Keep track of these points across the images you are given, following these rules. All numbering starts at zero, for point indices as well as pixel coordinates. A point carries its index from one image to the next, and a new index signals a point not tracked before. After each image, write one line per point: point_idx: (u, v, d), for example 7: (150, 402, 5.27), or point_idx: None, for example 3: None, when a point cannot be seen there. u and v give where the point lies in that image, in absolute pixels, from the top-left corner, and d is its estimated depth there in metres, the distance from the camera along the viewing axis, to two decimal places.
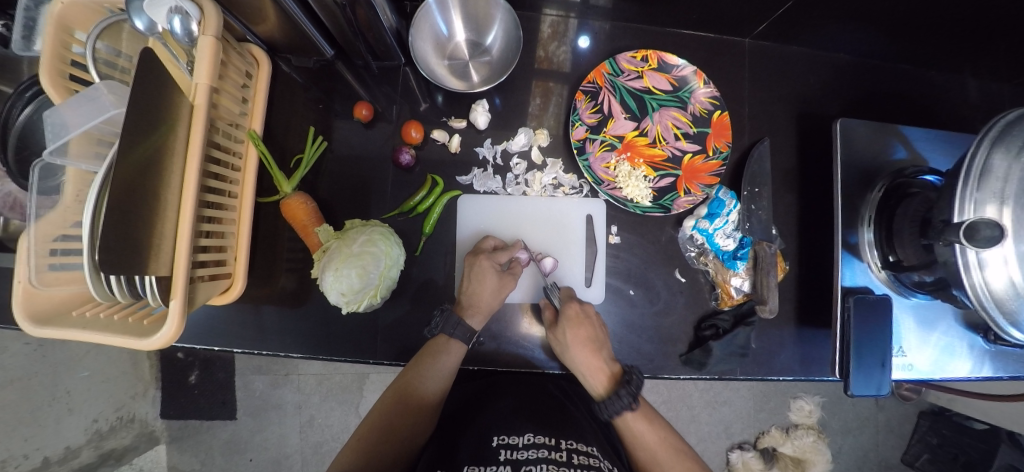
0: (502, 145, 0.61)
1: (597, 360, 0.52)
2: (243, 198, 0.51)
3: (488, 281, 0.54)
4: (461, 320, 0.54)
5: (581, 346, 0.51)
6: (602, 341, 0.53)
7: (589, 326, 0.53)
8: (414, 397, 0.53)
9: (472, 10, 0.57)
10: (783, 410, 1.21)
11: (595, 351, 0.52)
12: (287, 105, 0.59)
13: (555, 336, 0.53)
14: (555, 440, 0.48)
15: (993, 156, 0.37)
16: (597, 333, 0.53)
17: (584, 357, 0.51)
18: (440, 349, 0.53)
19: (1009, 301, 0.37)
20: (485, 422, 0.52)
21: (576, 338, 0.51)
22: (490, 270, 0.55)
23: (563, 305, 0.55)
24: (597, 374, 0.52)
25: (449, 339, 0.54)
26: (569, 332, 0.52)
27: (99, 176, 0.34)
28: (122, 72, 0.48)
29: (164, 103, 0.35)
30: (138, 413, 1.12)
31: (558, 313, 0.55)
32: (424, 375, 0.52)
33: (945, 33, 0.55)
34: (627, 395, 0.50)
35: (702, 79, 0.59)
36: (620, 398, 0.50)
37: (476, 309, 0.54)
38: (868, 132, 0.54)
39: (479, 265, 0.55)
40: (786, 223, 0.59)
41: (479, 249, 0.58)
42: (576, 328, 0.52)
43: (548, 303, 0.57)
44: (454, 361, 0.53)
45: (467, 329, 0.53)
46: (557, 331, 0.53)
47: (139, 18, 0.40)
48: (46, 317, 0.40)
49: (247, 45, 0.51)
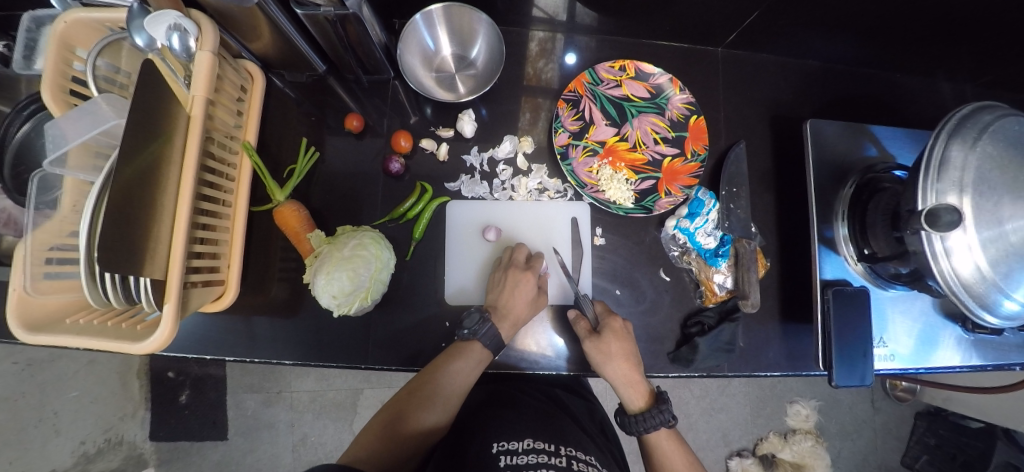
0: (488, 152, 0.63)
1: (635, 373, 0.53)
2: (237, 207, 0.53)
3: (526, 294, 0.56)
4: (494, 328, 0.54)
5: (621, 360, 0.52)
6: (637, 357, 0.54)
7: (629, 342, 0.54)
8: (428, 400, 0.51)
9: (457, 26, 0.60)
10: (781, 415, 1.20)
11: (634, 365, 0.53)
12: (280, 118, 0.61)
13: (598, 346, 0.52)
14: (554, 447, 0.47)
15: (951, 147, 0.39)
16: (633, 349, 0.54)
17: (623, 370, 0.53)
18: (461, 353, 0.53)
19: (977, 285, 0.39)
20: (485, 432, 0.51)
21: (619, 351, 0.52)
22: (528, 278, 0.57)
23: (603, 320, 0.55)
24: (635, 388, 0.54)
25: (474, 342, 0.54)
26: (613, 344, 0.52)
27: (97, 185, 0.36)
28: (120, 87, 0.50)
29: (163, 114, 0.37)
30: (127, 435, 1.09)
31: (597, 326, 0.54)
32: (439, 376, 0.51)
33: (904, 39, 0.58)
34: (667, 412, 0.52)
35: (677, 86, 0.62)
36: (660, 414, 0.52)
37: (508, 318, 0.55)
38: (837, 132, 0.57)
39: (523, 280, 0.57)
40: (765, 221, 0.61)
41: (512, 260, 0.60)
42: (620, 341, 0.53)
43: (581, 315, 0.56)
44: (472, 365, 0.52)
45: (500, 340, 0.54)
46: (602, 341, 0.52)
47: (140, 35, 0.42)
48: (40, 325, 0.40)
49: (243, 62, 0.54)
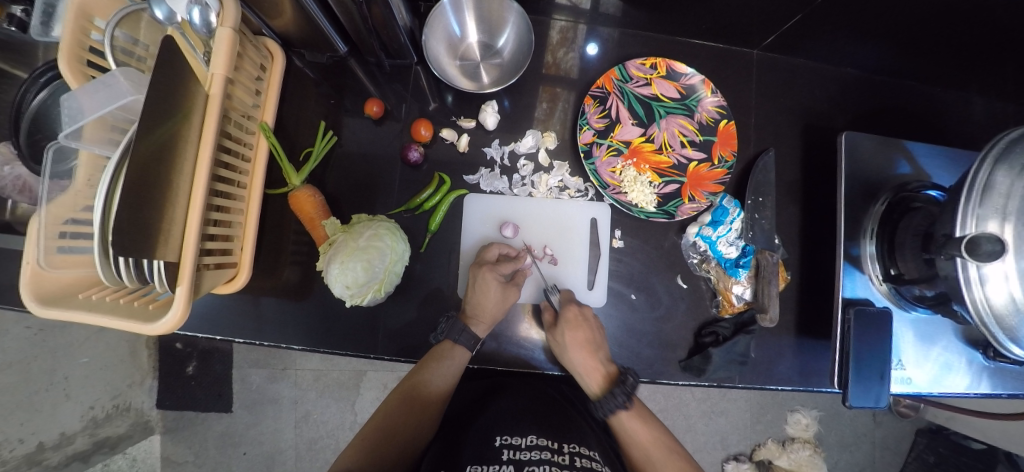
0: (510, 146, 0.62)
1: (594, 361, 0.53)
2: (252, 188, 0.52)
3: (491, 291, 0.54)
4: (466, 327, 0.53)
5: (579, 349, 0.52)
6: (600, 343, 0.54)
7: (587, 329, 0.54)
8: (419, 398, 0.53)
9: (485, 13, 0.58)
10: (780, 423, 1.21)
11: (593, 354, 0.53)
12: (298, 99, 0.59)
13: (554, 337, 0.54)
14: (558, 444, 0.47)
15: (997, 172, 0.37)
16: (595, 336, 0.54)
17: (583, 359, 0.52)
18: (444, 354, 0.53)
19: (1009, 317, 0.37)
20: (489, 421, 0.51)
21: (574, 340, 0.52)
22: (488, 275, 0.54)
23: (563, 308, 0.56)
24: (593, 374, 0.54)
25: (454, 345, 0.53)
26: (567, 334, 0.53)
27: (113, 161, 0.35)
28: (138, 59, 0.49)
29: (181, 93, 0.36)
30: (135, 402, 1.13)
31: (557, 316, 0.56)
32: (429, 376, 0.53)
33: (951, 52, 0.55)
34: (621, 394, 0.52)
35: (709, 88, 0.60)
36: (614, 397, 0.52)
37: (482, 317, 0.54)
38: (873, 146, 0.55)
39: (483, 276, 0.54)
40: (789, 234, 0.60)
41: (483, 260, 0.57)
42: (575, 330, 0.53)
43: (548, 304, 0.58)
44: (456, 366, 0.53)
45: (472, 335, 0.53)
46: (556, 332, 0.53)
47: (159, 8, 0.42)
48: (53, 299, 0.40)
49: (263, 39, 0.52)
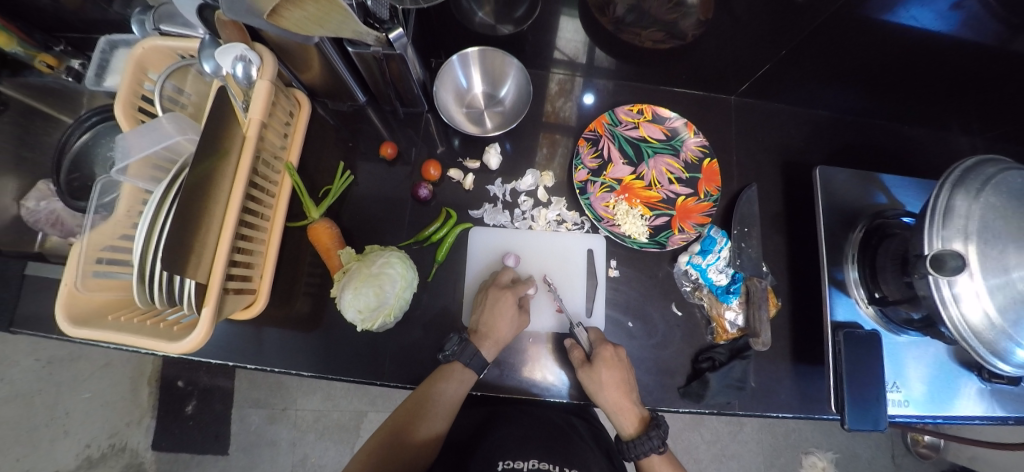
0: (511, 184, 0.67)
1: (627, 401, 0.53)
2: (274, 221, 0.56)
3: (507, 313, 0.57)
4: (477, 351, 0.55)
5: (614, 388, 0.52)
6: (631, 383, 0.54)
7: (621, 369, 0.54)
8: (422, 419, 0.53)
9: (489, 67, 0.65)
10: (796, 467, 1.15)
11: (625, 394, 0.53)
12: (320, 141, 0.66)
13: (589, 375, 0.53)
14: (558, 469, 0.47)
15: (956, 197, 0.41)
16: (626, 376, 0.54)
17: (616, 398, 0.53)
18: (451, 374, 0.54)
19: (986, 332, 0.39)
20: (490, 448, 0.51)
21: (610, 380, 0.52)
22: (508, 298, 0.57)
23: (596, 348, 0.55)
24: (627, 414, 0.53)
25: (462, 367, 0.54)
26: (604, 373, 0.52)
27: (162, 192, 0.40)
28: (181, 106, 0.56)
29: (222, 134, 0.42)
30: (131, 442, 1.09)
31: (590, 354, 0.55)
32: (436, 395, 0.53)
33: (909, 92, 0.62)
34: (656, 438, 0.52)
35: (691, 130, 0.66)
36: (649, 440, 0.52)
37: (491, 339, 0.56)
38: (846, 180, 0.59)
39: (504, 298, 0.57)
40: (777, 263, 0.63)
41: (500, 282, 0.60)
42: (610, 369, 0.53)
43: (576, 344, 0.57)
44: (458, 391, 0.53)
45: (483, 360, 0.55)
46: (593, 371, 0.53)
47: (207, 63, 0.49)
48: (84, 320, 0.43)
49: (293, 90, 0.59)
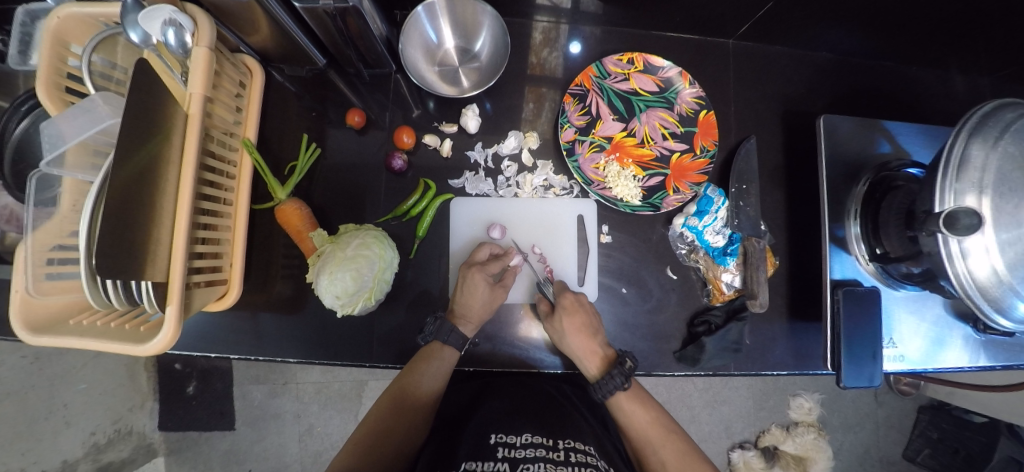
0: (493, 148, 0.62)
1: (592, 344, 0.53)
2: (238, 205, 0.52)
3: (480, 291, 0.55)
4: (455, 327, 0.53)
5: (577, 333, 0.53)
6: (597, 326, 0.55)
7: (584, 314, 0.55)
8: (408, 402, 0.53)
9: (460, 18, 0.58)
10: (783, 408, 1.21)
11: (590, 337, 0.54)
12: (280, 112, 0.60)
13: (552, 325, 0.54)
14: (552, 440, 0.47)
15: (971, 146, 0.37)
16: (591, 320, 0.55)
17: (581, 343, 0.53)
18: (434, 354, 0.53)
19: (992, 289, 0.37)
20: (481, 422, 0.50)
21: (572, 326, 0.53)
22: (477, 276, 0.55)
23: (558, 297, 0.57)
24: (592, 357, 0.54)
25: (443, 346, 0.54)
26: (565, 320, 0.53)
27: (95, 186, 0.35)
28: (117, 83, 0.49)
29: (160, 113, 0.37)
30: (136, 426, 1.13)
31: (553, 305, 0.57)
32: (419, 376, 0.53)
33: (928, 28, 0.56)
34: (620, 376, 0.52)
35: (687, 79, 0.60)
36: (612, 379, 0.52)
37: (470, 317, 0.55)
38: (852, 128, 0.55)
39: (472, 277, 0.55)
40: (775, 219, 0.60)
41: (473, 260, 0.58)
42: (572, 316, 0.54)
43: (543, 296, 0.59)
44: (447, 366, 0.54)
45: (461, 335, 0.54)
46: (554, 319, 0.54)
47: (135, 31, 0.41)
48: (43, 326, 0.40)
49: (241, 56, 0.52)
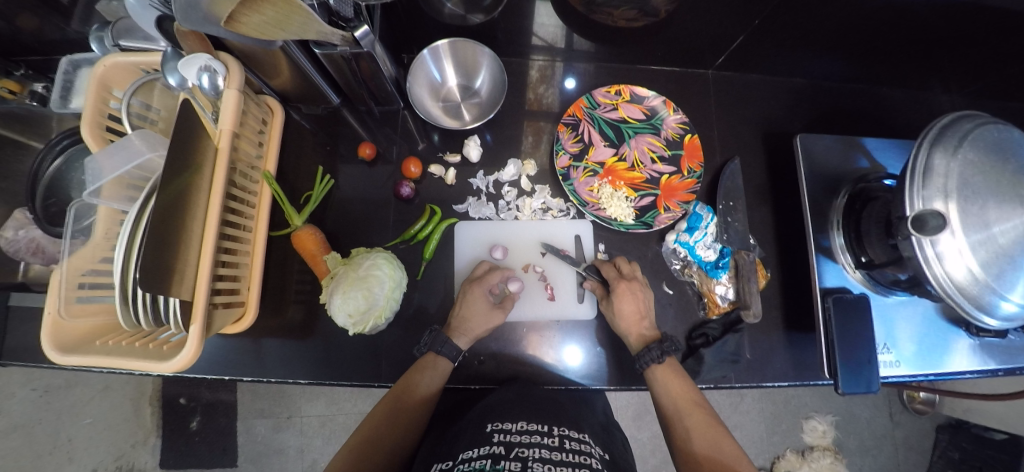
0: (494, 175, 0.66)
1: (640, 322, 0.55)
2: (257, 232, 0.55)
3: (478, 305, 0.57)
4: (448, 339, 0.55)
5: (626, 311, 0.55)
6: (647, 309, 0.56)
7: (637, 296, 0.55)
8: (401, 415, 0.52)
9: (462, 59, 0.64)
10: (797, 431, 1.18)
11: (640, 318, 0.55)
12: (296, 147, 0.65)
13: (608, 307, 0.56)
14: (548, 427, 0.47)
15: (934, 156, 0.41)
16: (643, 302, 0.55)
17: (628, 323, 0.55)
18: (428, 365, 0.54)
19: (971, 288, 0.39)
20: (478, 414, 0.51)
21: (623, 305, 0.55)
22: (477, 291, 0.58)
23: (611, 281, 0.57)
24: (633, 333, 0.55)
25: (437, 356, 0.55)
26: (618, 300, 0.55)
27: (134, 213, 0.39)
28: (150, 123, 0.55)
29: (194, 147, 0.41)
30: (138, 462, 1.10)
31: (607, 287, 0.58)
32: (414, 389, 0.53)
33: (887, 54, 0.61)
34: (656, 349, 0.52)
35: (671, 107, 0.66)
36: (650, 351, 0.52)
37: (464, 329, 0.56)
38: (828, 146, 0.59)
39: (473, 291, 0.58)
40: (764, 234, 0.63)
41: (473, 275, 0.61)
42: (624, 296, 0.55)
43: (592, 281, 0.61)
44: (440, 377, 0.54)
45: (455, 346, 0.54)
46: (610, 303, 0.56)
47: (172, 76, 0.47)
48: (72, 346, 0.43)
49: (264, 97, 0.58)
